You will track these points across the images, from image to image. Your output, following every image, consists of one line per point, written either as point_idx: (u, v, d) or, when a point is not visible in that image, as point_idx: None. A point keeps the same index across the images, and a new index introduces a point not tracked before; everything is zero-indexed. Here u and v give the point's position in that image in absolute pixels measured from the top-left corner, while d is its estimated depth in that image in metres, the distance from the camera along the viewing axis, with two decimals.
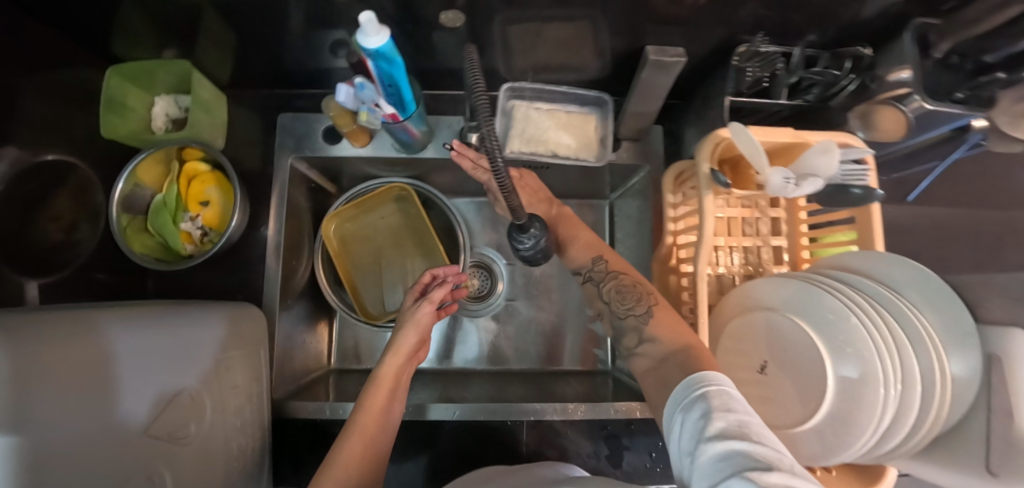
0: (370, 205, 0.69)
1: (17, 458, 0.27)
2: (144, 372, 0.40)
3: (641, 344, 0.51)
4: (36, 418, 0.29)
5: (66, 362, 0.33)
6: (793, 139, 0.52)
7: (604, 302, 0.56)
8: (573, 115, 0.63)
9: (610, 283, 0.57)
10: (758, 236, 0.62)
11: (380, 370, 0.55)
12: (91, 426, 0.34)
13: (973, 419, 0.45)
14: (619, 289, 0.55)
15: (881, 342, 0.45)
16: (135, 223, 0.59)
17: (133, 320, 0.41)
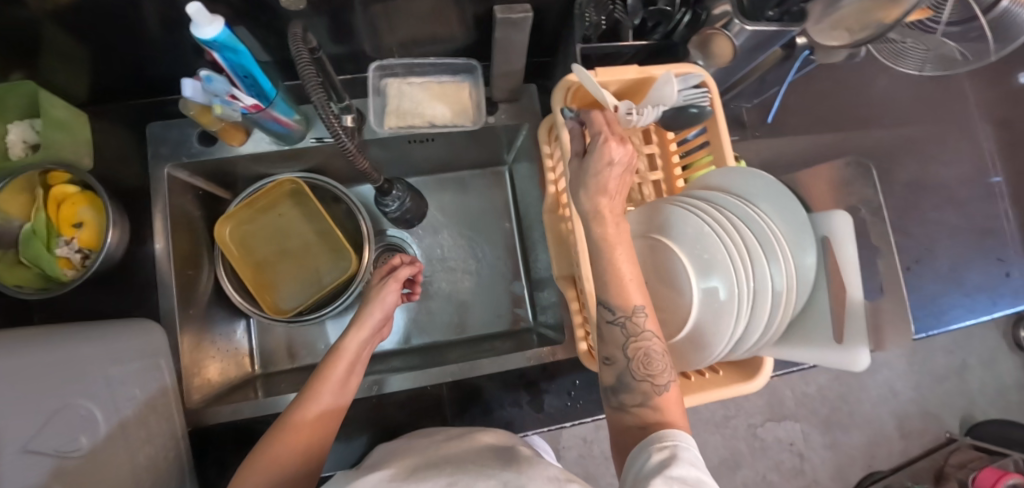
0: (264, 205, 0.70)
1: None
2: (18, 396, 0.38)
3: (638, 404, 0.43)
4: None
5: None
6: (639, 75, 0.56)
7: (624, 357, 0.43)
8: (445, 85, 0.65)
9: (634, 342, 0.43)
10: (637, 174, 0.66)
11: (342, 344, 0.57)
12: None
13: (818, 299, 0.50)
14: (646, 357, 0.42)
15: (732, 248, 0.50)
16: (5, 256, 0.57)
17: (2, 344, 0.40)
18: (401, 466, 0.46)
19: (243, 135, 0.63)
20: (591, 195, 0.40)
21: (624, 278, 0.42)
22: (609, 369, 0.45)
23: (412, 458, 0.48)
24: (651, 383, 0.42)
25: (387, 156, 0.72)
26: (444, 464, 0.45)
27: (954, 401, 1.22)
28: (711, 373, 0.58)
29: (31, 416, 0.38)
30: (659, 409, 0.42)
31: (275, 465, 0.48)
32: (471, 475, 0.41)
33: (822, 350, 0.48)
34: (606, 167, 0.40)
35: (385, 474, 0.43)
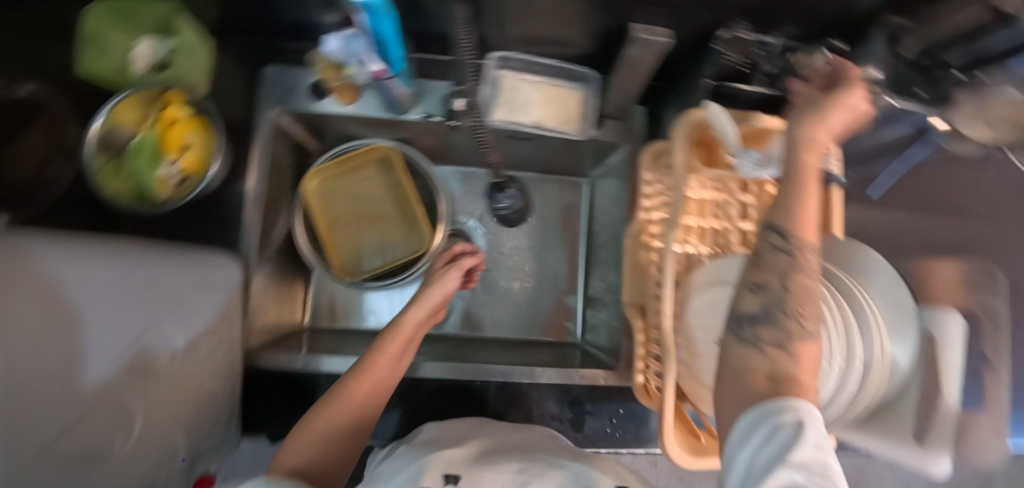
0: (349, 168, 0.70)
1: None
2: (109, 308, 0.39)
3: (777, 348, 0.40)
4: None
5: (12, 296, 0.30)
6: (766, 124, 0.54)
7: (779, 283, 0.41)
8: (560, 88, 0.64)
9: (796, 277, 0.41)
10: (727, 218, 0.65)
11: (401, 321, 0.58)
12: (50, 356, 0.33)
13: (906, 392, 0.49)
14: (799, 299, 0.41)
15: (829, 319, 0.49)
16: (112, 164, 0.58)
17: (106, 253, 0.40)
18: (470, 447, 0.47)
19: (353, 96, 0.63)
20: (814, 118, 0.42)
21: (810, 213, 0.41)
22: (754, 298, 0.42)
23: (482, 441, 0.49)
24: (799, 325, 0.40)
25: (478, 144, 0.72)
26: (512, 454, 0.45)
27: None
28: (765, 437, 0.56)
29: (127, 328, 0.40)
30: (793, 380, 0.38)
31: (330, 428, 0.49)
32: (540, 466, 0.41)
33: (897, 446, 0.47)
34: (846, 104, 0.42)
35: (458, 454, 0.44)
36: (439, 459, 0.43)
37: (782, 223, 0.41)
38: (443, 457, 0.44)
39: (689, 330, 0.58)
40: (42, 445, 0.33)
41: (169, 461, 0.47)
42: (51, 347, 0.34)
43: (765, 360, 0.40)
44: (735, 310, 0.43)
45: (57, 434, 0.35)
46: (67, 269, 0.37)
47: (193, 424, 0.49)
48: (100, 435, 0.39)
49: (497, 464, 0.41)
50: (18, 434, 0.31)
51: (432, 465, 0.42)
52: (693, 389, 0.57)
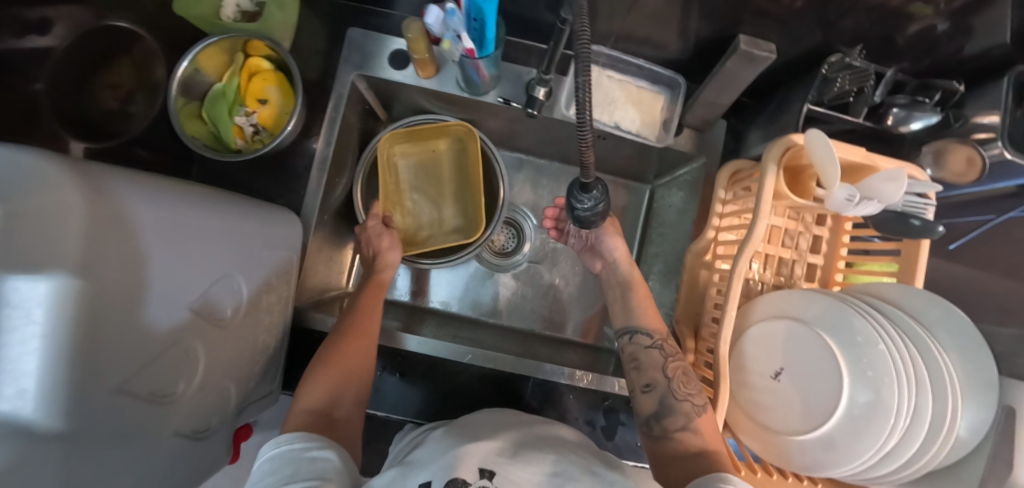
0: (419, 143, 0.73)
1: (67, 303, 0.27)
2: (192, 250, 0.39)
3: (681, 429, 0.50)
4: (98, 270, 0.30)
5: (117, 223, 0.32)
6: (863, 159, 0.51)
7: (663, 377, 0.54)
8: (643, 91, 0.62)
9: (672, 364, 0.55)
10: (797, 250, 0.62)
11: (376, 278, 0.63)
12: (139, 291, 0.34)
13: (971, 462, 0.46)
14: (685, 372, 0.54)
15: (902, 374, 0.46)
16: (189, 107, 0.59)
17: (191, 200, 0.41)
18: (504, 440, 0.44)
19: (434, 70, 0.62)
20: (611, 233, 0.67)
21: (648, 314, 0.60)
22: (650, 396, 0.54)
23: (513, 433, 0.46)
24: (691, 404, 0.51)
25: (547, 135, 0.71)
26: (545, 447, 0.43)
27: None
28: (808, 481, 0.53)
29: (201, 277, 0.41)
30: (710, 454, 0.47)
31: (335, 372, 0.49)
32: (577, 469, 0.40)
33: None
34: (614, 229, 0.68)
35: (493, 448, 0.42)
36: (475, 451, 0.41)
37: (640, 329, 0.58)
38: (481, 450, 0.41)
39: (743, 359, 0.56)
40: (120, 379, 0.33)
41: (221, 409, 0.48)
42: (144, 286, 0.34)
43: (679, 442, 0.49)
44: (642, 412, 0.54)
45: (132, 372, 0.34)
46: (161, 209, 0.36)
47: (246, 376, 0.50)
48: (167, 377, 0.38)
49: (526, 459, 0.40)
50: (101, 364, 0.31)
51: (469, 457, 0.40)
52: (735, 416, 0.57)
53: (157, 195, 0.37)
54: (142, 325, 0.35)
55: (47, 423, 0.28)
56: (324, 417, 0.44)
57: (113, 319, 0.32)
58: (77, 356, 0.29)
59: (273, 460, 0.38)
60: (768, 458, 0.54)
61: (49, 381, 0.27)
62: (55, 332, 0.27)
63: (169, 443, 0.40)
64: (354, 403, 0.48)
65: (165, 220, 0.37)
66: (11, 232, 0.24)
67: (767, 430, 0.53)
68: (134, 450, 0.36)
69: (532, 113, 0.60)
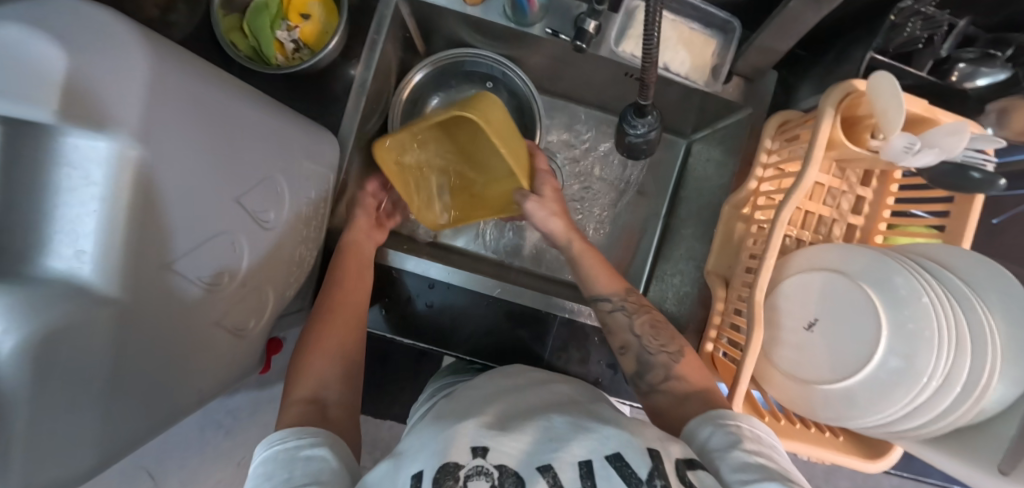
0: (501, 120, 0.55)
1: (126, 167, 0.28)
2: (238, 144, 0.39)
3: (665, 381, 0.50)
4: (157, 141, 0.30)
5: (173, 99, 0.31)
6: (924, 112, 0.49)
7: (633, 337, 0.53)
8: (695, 33, 0.60)
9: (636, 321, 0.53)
10: (838, 210, 0.61)
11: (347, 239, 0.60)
12: (192, 172, 0.34)
13: (1004, 420, 0.46)
14: (654, 325, 0.53)
15: (944, 329, 0.45)
16: (231, 19, 0.58)
17: (236, 95, 0.40)
18: (492, 412, 0.43)
19: None
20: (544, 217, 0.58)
21: (600, 274, 0.57)
22: (627, 357, 0.53)
23: (505, 403, 0.46)
24: (667, 354, 0.51)
25: (590, 77, 0.68)
26: (534, 417, 0.42)
27: None
28: (830, 434, 0.54)
29: (248, 172, 0.40)
30: None
31: (322, 359, 0.50)
32: (567, 427, 0.40)
33: (974, 469, 0.46)
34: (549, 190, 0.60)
35: (482, 423, 0.41)
36: (465, 428, 0.40)
37: (597, 294, 0.56)
38: (469, 426, 0.40)
39: (775, 311, 0.56)
40: (173, 256, 0.34)
41: (259, 313, 0.48)
42: (198, 170, 0.34)
43: (707, 387, 0.49)
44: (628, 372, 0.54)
45: (184, 252, 0.35)
46: (207, 95, 0.36)
47: (283, 285, 0.51)
48: (214, 264, 0.39)
49: (515, 429, 0.40)
50: (155, 236, 0.31)
51: (460, 435, 0.39)
52: (761, 367, 0.57)
53: (209, 84, 0.36)
54: (195, 210, 0.35)
55: (104, 287, 0.29)
56: (317, 409, 0.45)
57: (169, 193, 0.32)
58: (134, 221, 0.29)
59: (268, 462, 0.38)
60: (792, 407, 0.54)
61: (104, 237, 0.28)
62: (112, 194, 0.27)
63: (211, 332, 0.41)
64: (342, 387, 0.49)
65: (217, 112, 0.36)
66: (76, 81, 0.24)
67: (793, 379, 0.53)
68: (180, 332, 0.37)
69: (580, 46, 0.58)
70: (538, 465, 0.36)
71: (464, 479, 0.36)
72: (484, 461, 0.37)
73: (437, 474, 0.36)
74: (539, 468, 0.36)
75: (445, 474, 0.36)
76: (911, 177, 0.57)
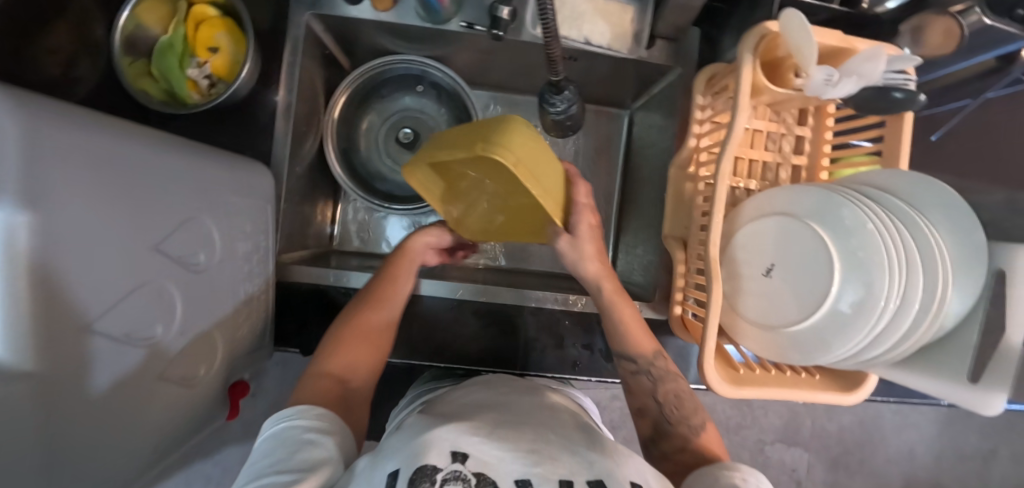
0: (531, 153, 0.47)
1: (23, 237, 0.26)
2: (151, 190, 0.37)
3: (679, 451, 0.50)
4: (49, 200, 0.27)
5: (69, 154, 0.29)
6: (840, 43, 0.49)
7: (654, 403, 0.53)
8: (610, 3, 0.59)
9: (663, 390, 0.53)
10: (780, 153, 0.61)
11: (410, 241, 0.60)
12: (101, 227, 0.32)
13: (965, 329, 0.46)
14: (678, 395, 0.53)
15: (892, 252, 0.46)
16: (138, 65, 0.56)
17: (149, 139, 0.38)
18: (482, 420, 0.42)
19: (391, 2, 0.58)
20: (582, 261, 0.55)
21: (633, 332, 0.55)
22: (643, 419, 0.54)
23: (494, 413, 0.44)
24: (687, 424, 0.51)
25: (518, 65, 0.68)
26: (526, 429, 0.41)
27: (967, 478, 1.10)
28: (806, 374, 0.55)
29: (166, 217, 0.39)
30: None
31: (353, 344, 0.53)
32: (558, 447, 0.39)
33: (947, 384, 0.46)
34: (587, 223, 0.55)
35: (466, 429, 0.39)
36: (444, 434, 0.38)
37: (625, 354, 0.55)
38: (445, 430, 0.39)
39: (734, 263, 0.56)
40: (95, 315, 0.33)
41: (210, 359, 0.48)
42: (110, 225, 0.33)
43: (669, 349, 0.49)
44: (640, 433, 0.54)
45: (105, 309, 0.34)
46: (112, 143, 0.33)
47: (232, 326, 0.50)
48: (141, 318, 0.37)
49: (502, 439, 0.39)
50: (70, 299, 0.30)
51: (438, 440, 0.37)
52: (730, 321, 0.57)
53: (114, 131, 0.34)
54: (111, 265, 0.34)
55: (21, 365, 0.27)
56: (336, 390, 0.48)
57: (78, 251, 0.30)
58: (40, 290, 0.27)
59: (272, 438, 0.41)
60: (765, 354, 0.54)
61: (18, 316, 0.26)
62: (13, 266, 0.25)
63: (155, 386, 0.40)
64: (369, 374, 0.53)
65: (132, 160, 0.35)
66: None
67: (761, 327, 0.53)
68: (121, 392, 0.36)
69: (498, 34, 0.57)
70: (518, 480, 0.34)
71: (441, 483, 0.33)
72: (462, 467, 0.35)
73: (411, 476, 0.34)
74: (518, 482, 0.34)
75: (421, 476, 0.34)
76: (844, 111, 0.58)
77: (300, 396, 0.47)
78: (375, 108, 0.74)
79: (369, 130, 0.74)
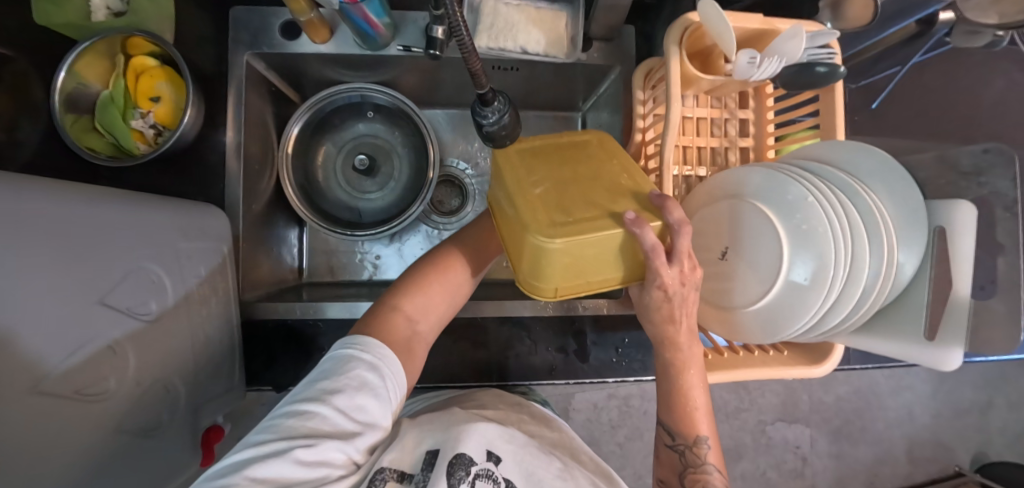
0: (569, 270, 0.39)
1: None
2: (93, 244, 0.37)
3: None
4: None
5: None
6: (762, 26, 0.51)
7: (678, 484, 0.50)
8: (543, 11, 0.61)
9: (692, 473, 0.49)
10: (726, 137, 0.62)
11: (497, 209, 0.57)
12: (40, 283, 0.31)
13: (916, 288, 0.47)
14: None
15: (836, 222, 0.46)
16: (82, 121, 0.56)
17: (87, 195, 0.38)
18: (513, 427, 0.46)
19: (328, 34, 0.59)
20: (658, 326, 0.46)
21: (679, 411, 0.50)
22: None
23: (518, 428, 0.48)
24: None
25: (464, 80, 0.69)
26: (550, 455, 0.45)
27: (972, 434, 1.10)
28: (774, 351, 0.56)
29: (111, 269, 0.39)
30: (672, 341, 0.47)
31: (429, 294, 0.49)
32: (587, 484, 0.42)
33: (906, 345, 0.47)
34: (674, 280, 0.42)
35: (498, 431, 0.43)
36: (482, 430, 0.42)
37: (664, 425, 0.51)
38: (486, 425, 0.43)
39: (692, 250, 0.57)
40: (43, 375, 0.32)
41: (172, 405, 0.48)
42: (55, 283, 0.33)
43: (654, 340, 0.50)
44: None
45: (52, 369, 0.33)
46: (45, 202, 0.33)
47: (191, 371, 0.50)
48: (91, 374, 0.36)
49: (529, 453, 0.43)
50: (13, 363, 0.29)
51: (474, 435, 0.40)
52: (697, 307, 0.57)
53: (48, 190, 0.34)
54: (56, 321, 0.33)
55: None
56: (405, 335, 0.45)
57: (20, 309, 0.29)
58: None
59: (338, 361, 0.39)
60: (733, 338, 0.55)
61: None
62: None
63: (113, 439, 0.40)
64: (434, 326, 0.49)
65: (75, 215, 0.35)
66: None
67: (724, 311, 0.53)
68: (78, 453, 0.36)
69: (435, 53, 0.58)
70: None
71: (474, 476, 0.38)
72: (493, 468, 0.39)
73: (450, 464, 0.37)
74: None
75: (459, 466, 0.37)
76: (781, 90, 0.59)
77: (375, 332, 0.43)
78: (329, 138, 0.74)
79: (326, 161, 0.75)
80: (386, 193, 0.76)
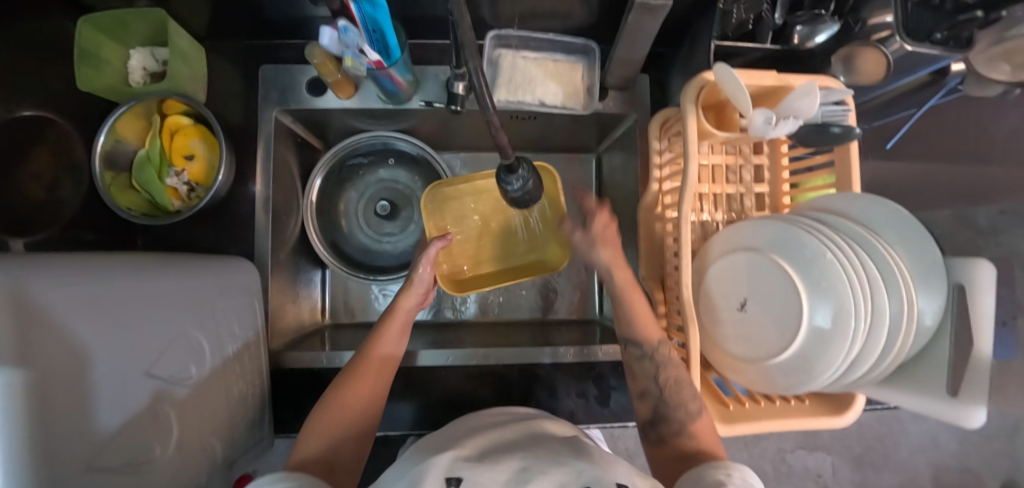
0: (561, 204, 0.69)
1: (16, 397, 0.25)
2: (136, 318, 0.38)
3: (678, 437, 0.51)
4: (37, 355, 0.27)
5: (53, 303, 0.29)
6: (776, 82, 0.52)
7: (653, 384, 0.54)
8: (560, 63, 0.63)
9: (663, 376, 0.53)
10: (742, 183, 0.63)
11: (397, 303, 0.60)
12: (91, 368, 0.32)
13: (937, 343, 0.48)
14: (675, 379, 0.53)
15: (854, 277, 0.47)
16: (119, 179, 0.59)
17: (131, 270, 0.40)
18: (470, 445, 0.43)
19: (352, 89, 0.62)
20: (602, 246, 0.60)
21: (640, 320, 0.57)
22: (646, 403, 0.55)
23: (482, 439, 0.45)
24: (684, 410, 0.51)
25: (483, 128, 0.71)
26: (513, 451, 0.41)
27: (1001, 461, 1.08)
28: (796, 401, 0.56)
29: (156, 339, 0.40)
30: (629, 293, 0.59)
31: (342, 414, 0.50)
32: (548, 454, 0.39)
33: (929, 400, 0.47)
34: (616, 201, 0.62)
35: (459, 455, 0.40)
36: (439, 461, 0.39)
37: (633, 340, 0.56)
38: (442, 455, 0.40)
39: (710, 298, 0.58)
40: (91, 456, 0.33)
41: (209, 464, 0.49)
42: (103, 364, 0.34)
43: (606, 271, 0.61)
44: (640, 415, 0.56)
45: (97, 450, 0.33)
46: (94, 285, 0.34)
47: (228, 429, 0.51)
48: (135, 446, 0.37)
49: (492, 461, 0.38)
50: (65, 451, 0.30)
51: (433, 468, 0.38)
52: (717, 355, 0.58)
53: (95, 274, 0.35)
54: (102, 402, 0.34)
55: None
56: (322, 469, 0.46)
57: (70, 397, 0.30)
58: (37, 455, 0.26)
59: None
60: (755, 388, 0.55)
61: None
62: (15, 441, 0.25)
63: None
64: (356, 448, 0.51)
65: (124, 294, 0.37)
66: None
67: (743, 361, 0.54)
68: None
69: (455, 108, 0.60)
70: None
71: None
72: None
73: None
74: None
75: None
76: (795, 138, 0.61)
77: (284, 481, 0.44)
78: (351, 184, 0.77)
79: (347, 206, 0.77)
80: (406, 236, 0.78)
